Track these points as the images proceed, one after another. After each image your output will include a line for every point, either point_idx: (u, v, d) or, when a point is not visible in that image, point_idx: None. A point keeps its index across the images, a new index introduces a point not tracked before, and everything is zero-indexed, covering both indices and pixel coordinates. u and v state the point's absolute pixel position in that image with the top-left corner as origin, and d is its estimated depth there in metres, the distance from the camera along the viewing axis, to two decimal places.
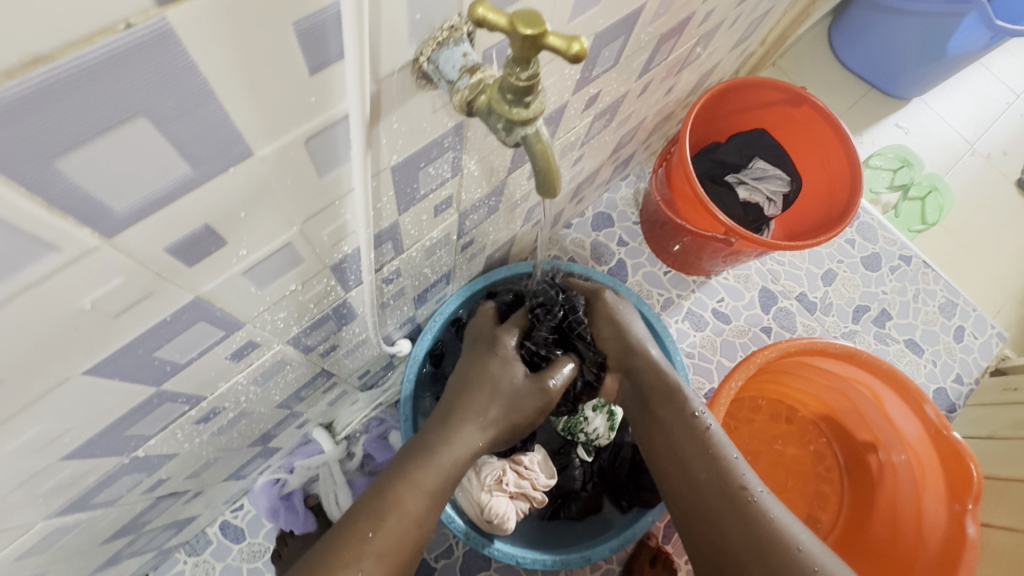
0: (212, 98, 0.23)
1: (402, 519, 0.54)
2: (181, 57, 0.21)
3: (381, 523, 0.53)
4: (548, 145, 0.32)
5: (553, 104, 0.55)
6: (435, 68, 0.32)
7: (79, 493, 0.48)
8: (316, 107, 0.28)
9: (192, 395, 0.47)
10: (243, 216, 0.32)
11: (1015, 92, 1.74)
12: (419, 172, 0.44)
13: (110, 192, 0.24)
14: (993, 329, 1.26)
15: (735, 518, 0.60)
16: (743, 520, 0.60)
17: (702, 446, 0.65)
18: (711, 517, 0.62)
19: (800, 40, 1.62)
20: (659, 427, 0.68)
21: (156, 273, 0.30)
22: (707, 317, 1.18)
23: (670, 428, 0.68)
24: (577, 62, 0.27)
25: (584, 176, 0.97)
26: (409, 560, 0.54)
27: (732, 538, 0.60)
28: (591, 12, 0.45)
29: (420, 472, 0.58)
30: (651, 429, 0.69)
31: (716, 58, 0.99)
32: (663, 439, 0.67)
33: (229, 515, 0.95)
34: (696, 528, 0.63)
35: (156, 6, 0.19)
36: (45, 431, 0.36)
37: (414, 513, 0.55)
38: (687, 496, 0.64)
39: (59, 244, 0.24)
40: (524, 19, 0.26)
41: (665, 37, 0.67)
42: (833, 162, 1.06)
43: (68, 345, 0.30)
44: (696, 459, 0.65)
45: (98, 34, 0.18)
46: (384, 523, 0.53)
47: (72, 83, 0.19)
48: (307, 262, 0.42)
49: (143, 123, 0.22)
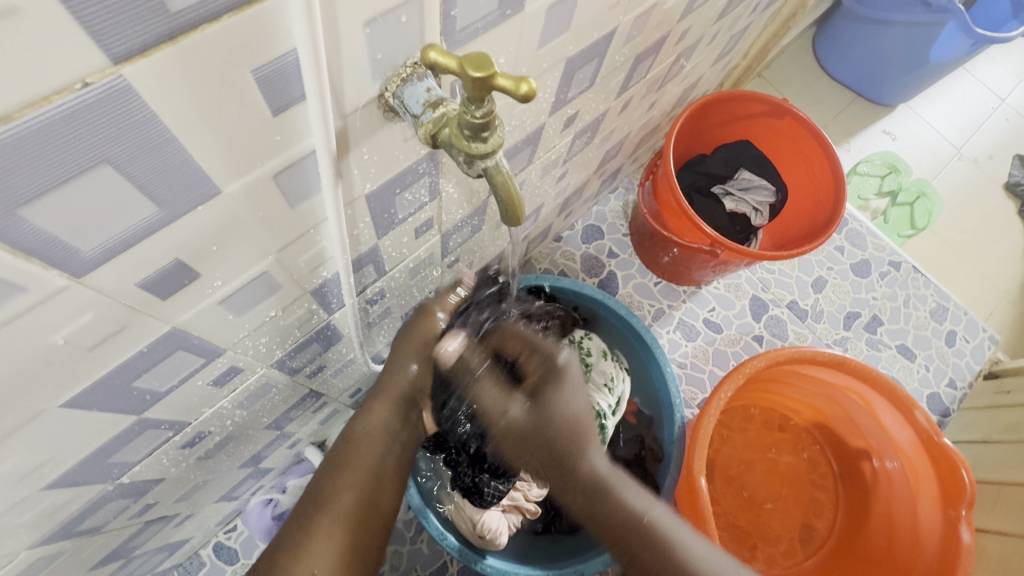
0: (175, 143, 0.24)
1: (372, 482, 0.52)
2: (140, 107, 0.22)
3: (355, 484, 0.51)
4: (508, 176, 0.33)
5: (530, 126, 0.57)
6: (400, 102, 0.33)
7: (65, 521, 0.48)
8: (282, 144, 0.29)
9: (176, 421, 0.48)
10: (216, 249, 0.33)
11: (1000, 97, 1.76)
12: (396, 198, 0.45)
13: (76, 236, 0.25)
14: (985, 333, 1.26)
15: (662, 568, 0.60)
16: (673, 571, 0.59)
17: (617, 504, 0.63)
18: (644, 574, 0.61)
19: (785, 52, 1.64)
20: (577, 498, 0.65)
21: (130, 307, 0.31)
22: (699, 327, 1.19)
23: (588, 500, 0.64)
24: (528, 100, 0.28)
25: (571, 190, 0.98)
26: (379, 527, 0.52)
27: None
28: (561, 39, 0.46)
29: (390, 441, 0.55)
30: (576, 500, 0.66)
31: (698, 72, 1.01)
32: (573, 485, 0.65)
33: (223, 536, 0.95)
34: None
35: (111, 64, 0.20)
36: (24, 462, 0.36)
37: (381, 477, 0.53)
38: (626, 559, 0.63)
39: (28, 285, 0.25)
40: (473, 61, 0.27)
41: (642, 56, 0.68)
42: (817, 171, 1.07)
43: (41, 380, 0.31)
44: (620, 519, 0.62)
45: (55, 93, 0.19)
46: (357, 485, 0.51)
47: (33, 138, 0.20)
48: (286, 288, 0.43)
49: (106, 170, 0.23)
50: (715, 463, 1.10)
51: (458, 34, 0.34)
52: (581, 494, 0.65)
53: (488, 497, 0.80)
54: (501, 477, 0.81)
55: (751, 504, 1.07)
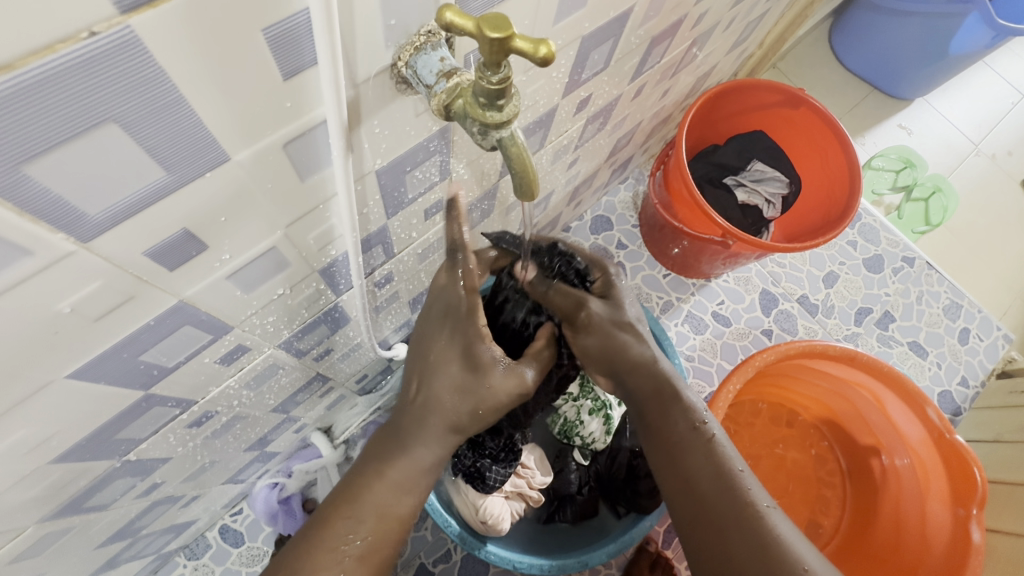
0: (184, 103, 0.24)
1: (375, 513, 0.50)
2: (148, 62, 0.21)
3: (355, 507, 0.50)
4: (523, 147, 0.32)
5: (543, 108, 0.56)
6: (413, 72, 0.32)
7: (72, 497, 0.48)
8: (292, 111, 0.29)
9: (183, 399, 0.47)
10: (224, 221, 0.32)
11: (1021, 92, 1.72)
12: (406, 176, 0.44)
13: (82, 197, 0.24)
14: (1000, 331, 1.24)
15: (736, 522, 0.55)
16: (747, 529, 0.54)
17: (706, 451, 0.59)
18: (709, 520, 0.56)
19: (800, 43, 1.61)
20: (663, 433, 0.61)
21: (137, 277, 0.31)
22: (707, 320, 1.18)
23: (677, 440, 0.60)
24: (546, 65, 0.27)
25: (581, 178, 0.96)
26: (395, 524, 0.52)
27: (736, 547, 0.54)
28: (577, 15, 0.45)
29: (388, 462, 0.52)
30: (655, 438, 0.62)
31: (713, 61, 0.99)
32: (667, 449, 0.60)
33: (228, 519, 0.95)
34: (698, 529, 0.57)
35: (118, 14, 0.19)
36: (32, 434, 0.36)
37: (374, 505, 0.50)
38: (690, 504, 0.58)
39: (35, 248, 0.24)
40: (490, 23, 0.26)
41: (657, 40, 0.67)
42: (833, 164, 1.05)
43: (48, 350, 0.30)
44: (708, 466, 0.58)
45: (61, 42, 0.19)
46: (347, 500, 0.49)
47: (36, 90, 0.19)
48: (294, 266, 0.42)
49: (113, 129, 0.22)
50: None
51: (473, 3, 0.33)
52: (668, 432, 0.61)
53: (491, 482, 0.79)
54: (503, 462, 0.81)
55: None
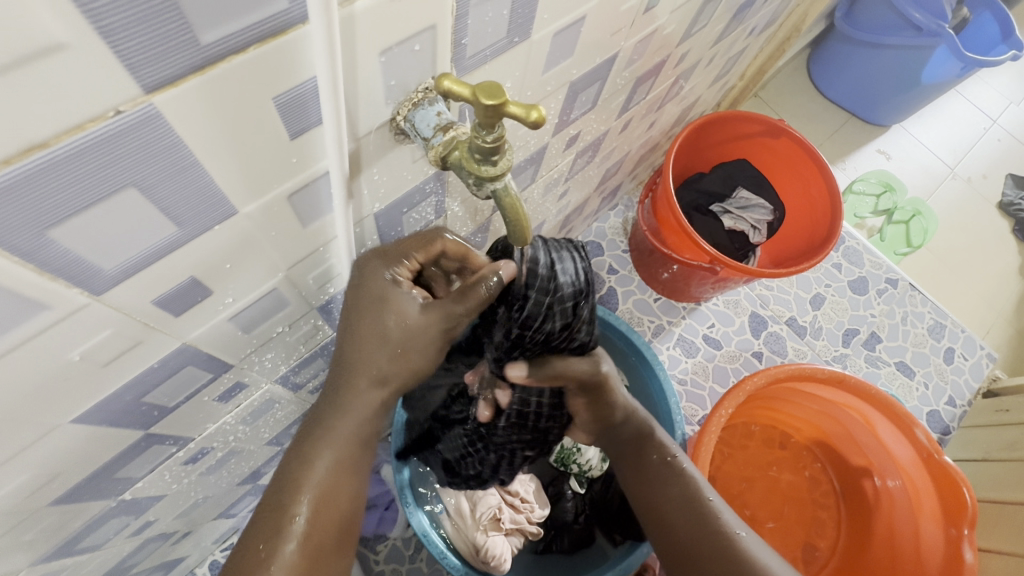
0: (198, 166, 0.25)
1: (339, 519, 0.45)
2: (168, 133, 0.23)
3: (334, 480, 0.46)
4: (516, 198, 0.34)
5: (533, 147, 0.58)
6: (411, 125, 0.34)
7: (65, 539, 0.48)
8: (297, 166, 0.30)
9: (180, 437, 0.48)
10: (229, 267, 0.33)
11: (992, 118, 1.80)
12: (403, 217, 0.46)
13: (100, 256, 0.25)
14: (983, 350, 1.27)
15: (711, 551, 0.56)
16: (706, 533, 0.57)
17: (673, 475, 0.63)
18: (687, 559, 0.57)
19: (780, 73, 1.68)
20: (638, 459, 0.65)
21: (144, 324, 0.31)
22: (699, 343, 1.19)
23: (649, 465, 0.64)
24: (538, 127, 0.29)
25: (572, 207, 0.99)
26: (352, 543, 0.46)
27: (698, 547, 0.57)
28: (564, 64, 0.48)
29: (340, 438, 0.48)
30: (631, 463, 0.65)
31: (696, 93, 1.03)
32: (639, 470, 0.64)
33: (219, 555, 0.94)
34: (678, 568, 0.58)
35: (143, 94, 0.21)
36: (31, 479, 0.36)
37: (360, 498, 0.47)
38: (656, 519, 0.61)
39: (51, 303, 0.25)
40: (486, 90, 0.28)
41: (642, 79, 0.70)
42: (814, 190, 1.09)
43: (55, 397, 0.31)
44: (666, 480, 0.62)
45: (91, 121, 0.20)
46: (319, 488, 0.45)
47: (66, 163, 0.21)
48: (292, 305, 0.44)
49: (132, 193, 0.24)
50: (716, 480, 1.10)
51: (468, 61, 0.35)
52: (649, 473, 0.63)
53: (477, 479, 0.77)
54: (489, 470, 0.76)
55: (753, 523, 1.06)
